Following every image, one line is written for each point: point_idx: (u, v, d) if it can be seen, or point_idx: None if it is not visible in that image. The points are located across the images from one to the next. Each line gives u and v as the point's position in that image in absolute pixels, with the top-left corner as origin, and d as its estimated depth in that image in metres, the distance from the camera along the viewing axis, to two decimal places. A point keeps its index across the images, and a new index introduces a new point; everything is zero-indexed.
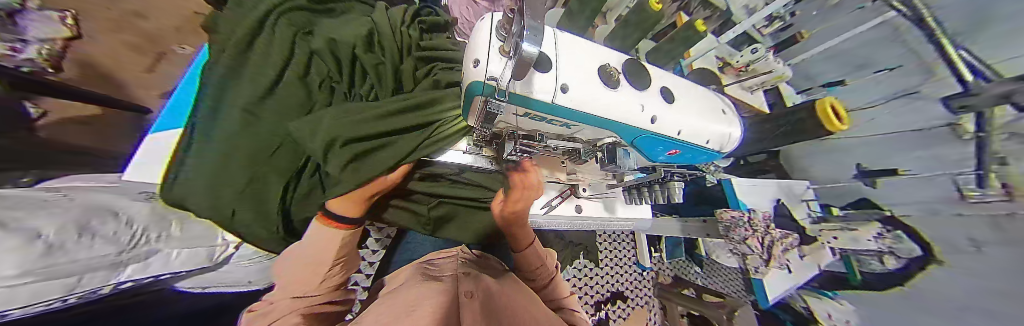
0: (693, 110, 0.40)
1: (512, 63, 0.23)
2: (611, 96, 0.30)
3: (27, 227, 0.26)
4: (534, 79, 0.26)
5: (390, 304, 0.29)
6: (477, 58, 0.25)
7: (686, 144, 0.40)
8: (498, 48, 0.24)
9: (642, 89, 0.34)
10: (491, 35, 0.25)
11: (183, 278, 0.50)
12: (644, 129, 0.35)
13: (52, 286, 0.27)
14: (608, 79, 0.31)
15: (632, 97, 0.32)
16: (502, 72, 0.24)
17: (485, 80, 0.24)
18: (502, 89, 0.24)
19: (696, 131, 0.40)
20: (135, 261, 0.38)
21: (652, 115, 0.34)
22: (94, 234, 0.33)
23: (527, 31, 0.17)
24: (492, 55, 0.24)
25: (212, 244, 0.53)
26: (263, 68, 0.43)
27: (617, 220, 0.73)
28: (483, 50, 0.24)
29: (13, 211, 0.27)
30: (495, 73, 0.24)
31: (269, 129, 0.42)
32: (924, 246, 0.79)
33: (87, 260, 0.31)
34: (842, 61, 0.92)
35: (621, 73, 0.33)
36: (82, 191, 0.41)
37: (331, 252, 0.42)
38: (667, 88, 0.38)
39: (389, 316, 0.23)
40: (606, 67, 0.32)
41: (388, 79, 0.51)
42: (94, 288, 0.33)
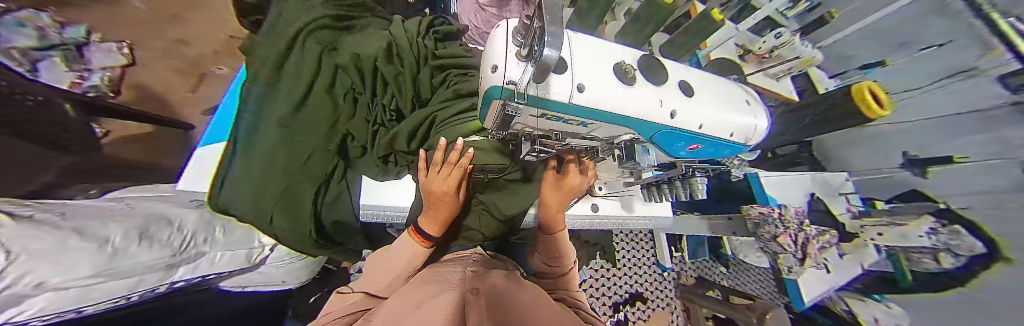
0: (716, 103, 0.38)
1: (531, 67, 0.23)
2: (627, 93, 0.30)
3: (97, 234, 0.30)
4: (552, 81, 0.25)
5: (409, 297, 0.30)
6: (495, 64, 0.25)
7: (707, 137, 0.39)
8: (514, 53, 0.25)
9: (659, 84, 0.33)
10: (508, 41, 0.26)
11: (226, 278, 0.55)
12: (664, 124, 0.34)
13: (115, 285, 0.31)
14: (623, 76, 0.30)
15: (649, 92, 0.32)
16: (520, 76, 0.24)
17: (503, 84, 0.25)
18: (521, 92, 0.25)
19: (720, 124, 0.38)
20: (185, 262, 0.42)
21: (672, 110, 0.33)
22: (153, 239, 0.37)
23: (548, 38, 0.16)
24: (509, 60, 0.24)
25: (251, 246, 0.58)
26: (294, 85, 0.46)
27: (634, 219, 0.72)
28: (500, 56, 0.25)
29: (87, 220, 0.31)
30: (514, 78, 0.24)
31: (304, 140, 0.47)
32: (986, 242, 0.65)
33: (149, 262, 0.35)
34: (884, 38, 0.80)
35: (637, 69, 0.32)
36: (139, 201, 0.46)
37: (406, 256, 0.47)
38: (685, 82, 0.37)
39: (404, 308, 0.24)
40: (621, 65, 0.31)
41: (408, 90, 0.54)
42: (145, 289, 0.37)
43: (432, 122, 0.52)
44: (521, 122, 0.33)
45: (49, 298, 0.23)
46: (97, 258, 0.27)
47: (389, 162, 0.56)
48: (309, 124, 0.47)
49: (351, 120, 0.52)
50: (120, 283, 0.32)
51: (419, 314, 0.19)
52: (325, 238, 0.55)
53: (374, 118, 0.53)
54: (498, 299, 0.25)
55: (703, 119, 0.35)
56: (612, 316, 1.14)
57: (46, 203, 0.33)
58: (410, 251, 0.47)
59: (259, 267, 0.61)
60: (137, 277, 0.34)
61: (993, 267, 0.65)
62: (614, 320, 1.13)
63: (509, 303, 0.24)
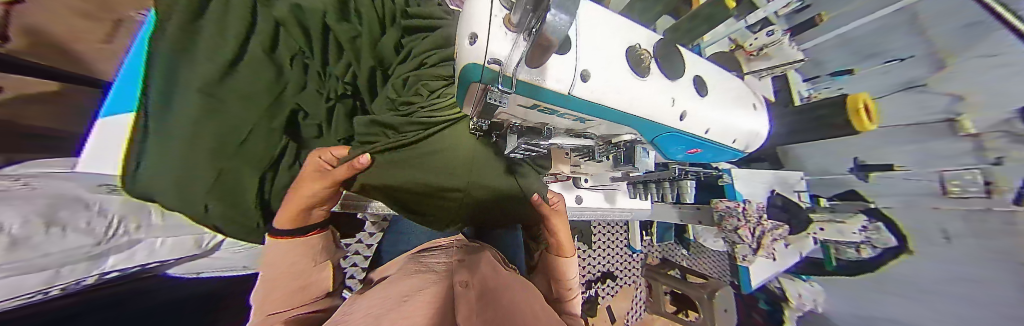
0: (723, 105, 0.37)
1: (525, 44, 0.18)
2: (639, 88, 0.28)
3: None
4: (550, 65, 0.21)
5: (393, 287, 0.29)
6: (476, 33, 0.20)
7: (709, 142, 0.39)
8: (502, 20, 0.20)
9: (672, 79, 0.31)
10: (492, 2, 0.20)
11: (174, 266, 0.49)
12: (670, 125, 0.32)
13: (10, 285, 0.24)
14: (636, 65, 0.28)
15: (660, 88, 0.30)
16: (509, 54, 0.19)
17: (485, 63, 0.19)
18: (508, 75, 0.20)
19: (724, 127, 0.38)
20: (114, 252, 0.36)
21: (681, 111, 0.32)
22: (65, 226, 0.30)
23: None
24: (496, 31, 0.19)
25: (197, 232, 0.51)
26: (220, 41, 0.36)
27: (616, 211, 0.74)
28: (484, 23, 0.19)
29: None
30: (500, 55, 0.19)
31: (241, 113, 0.39)
32: (899, 236, 0.84)
33: (63, 252, 0.29)
34: (854, 48, 0.85)
35: (650, 56, 0.29)
36: (45, 180, 0.37)
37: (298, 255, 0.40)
38: (699, 76, 0.35)
39: (380, 307, 0.21)
40: (635, 49, 0.28)
41: (368, 55, 0.46)
42: (70, 281, 0.32)
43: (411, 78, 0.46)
44: (505, 112, 0.29)
45: None
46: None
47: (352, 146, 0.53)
48: (247, 96, 0.39)
49: (302, 92, 0.44)
50: (24, 279, 0.26)
51: (402, 312, 0.17)
52: (277, 227, 0.49)
53: (327, 90, 0.46)
54: (488, 293, 0.24)
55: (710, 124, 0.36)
56: (584, 292, 1.25)
57: None
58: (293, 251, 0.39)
59: (211, 253, 0.55)
60: (50, 270, 0.28)
61: (899, 257, 0.84)
62: (585, 295, 1.24)
63: (504, 305, 0.21)
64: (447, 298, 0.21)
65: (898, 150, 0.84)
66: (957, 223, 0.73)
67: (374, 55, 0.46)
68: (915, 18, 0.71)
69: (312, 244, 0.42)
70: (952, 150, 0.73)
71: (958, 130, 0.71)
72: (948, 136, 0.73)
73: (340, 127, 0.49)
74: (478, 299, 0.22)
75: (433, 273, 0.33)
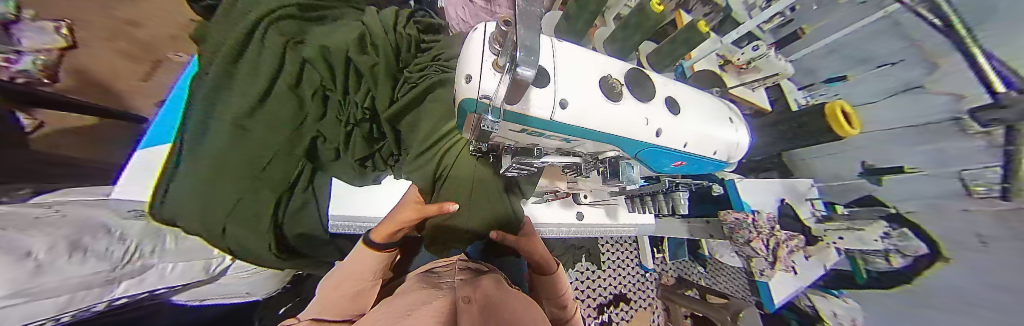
0: (699, 119, 0.39)
1: (507, 81, 0.21)
2: (615, 110, 0.30)
3: (17, 246, 0.25)
4: (532, 95, 0.24)
5: (392, 303, 0.28)
6: (469, 73, 0.23)
7: (690, 154, 0.40)
8: (491, 63, 0.23)
9: (647, 100, 0.33)
10: (483, 47, 0.24)
11: (180, 292, 0.49)
12: (649, 141, 0.34)
13: (35, 307, 0.26)
14: (609, 91, 0.30)
15: (635, 109, 0.32)
16: (495, 90, 0.22)
17: (478, 97, 0.22)
18: (495, 106, 0.23)
19: (703, 138, 0.39)
20: (128, 276, 0.38)
21: (658, 128, 0.34)
22: (86, 251, 0.32)
23: (521, 53, 0.14)
24: (485, 70, 0.22)
25: (207, 257, 0.53)
26: (252, 81, 0.41)
27: (616, 226, 0.73)
28: (474, 65, 0.23)
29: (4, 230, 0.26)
30: (488, 91, 0.22)
31: (262, 142, 0.41)
32: (930, 244, 0.77)
33: (82, 277, 0.31)
34: (844, 56, 0.88)
35: (623, 83, 0.32)
36: (76, 207, 0.40)
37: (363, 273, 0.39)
38: (672, 97, 0.37)
39: (386, 318, 0.22)
40: (608, 78, 0.31)
41: (384, 82, 0.46)
42: (81, 307, 0.32)
43: (430, 100, 0.47)
44: (498, 136, 0.31)
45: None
46: (23, 271, 0.23)
47: (367, 166, 0.53)
48: (270, 127, 0.42)
49: (321, 120, 0.46)
50: (46, 302, 0.27)
51: (415, 319, 0.19)
52: (288, 250, 0.50)
53: (348, 116, 0.47)
54: (490, 306, 0.25)
55: (688, 138, 0.37)
56: (596, 317, 1.17)
57: None
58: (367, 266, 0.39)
59: (218, 278, 0.55)
60: (68, 294, 0.29)
61: (934, 265, 0.76)
62: (598, 320, 1.16)
63: (505, 320, 0.21)
64: (448, 311, 0.22)
65: (905, 152, 0.82)
66: (986, 224, 0.67)
67: (390, 81, 0.47)
68: (901, 26, 0.73)
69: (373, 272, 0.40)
70: (957, 149, 0.71)
71: (967, 128, 0.68)
72: (953, 136, 0.71)
73: (357, 149, 0.48)
74: (480, 313, 0.22)
75: (437, 289, 0.33)
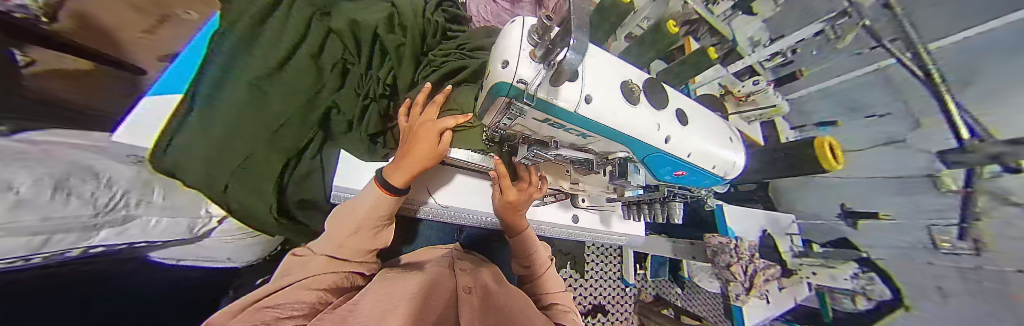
0: (703, 134, 0.41)
1: (545, 70, 0.24)
2: (631, 112, 0.31)
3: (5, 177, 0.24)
4: (561, 87, 0.27)
5: (390, 286, 0.29)
6: (507, 59, 0.25)
7: (692, 165, 0.41)
8: (528, 51, 0.24)
9: (660, 109, 0.35)
10: (522, 37, 0.25)
11: (157, 249, 0.48)
12: (657, 146, 0.36)
13: (12, 244, 0.25)
14: (630, 95, 0.32)
15: (649, 114, 0.34)
16: (532, 77, 0.25)
17: (513, 82, 0.25)
18: (530, 92, 0.25)
19: (706, 154, 0.41)
20: (109, 225, 0.37)
21: (666, 135, 0.36)
22: (72, 193, 0.31)
23: (573, 41, 0.18)
24: (522, 58, 0.24)
25: (194, 215, 0.50)
26: (276, 44, 0.40)
27: (610, 234, 0.75)
28: (513, 51, 0.24)
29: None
30: (525, 77, 0.25)
31: (279, 106, 0.42)
32: (895, 289, 0.81)
33: (62, 219, 0.30)
34: (834, 100, 0.90)
35: (642, 90, 0.34)
36: (66, 144, 0.37)
37: (375, 214, 0.38)
38: (682, 110, 0.39)
39: (382, 309, 0.22)
40: (627, 83, 0.32)
41: (408, 63, 0.51)
42: (57, 250, 0.31)
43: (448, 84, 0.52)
44: (520, 122, 0.33)
45: None
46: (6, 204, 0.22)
47: (378, 142, 0.56)
48: (289, 92, 0.42)
49: (338, 93, 0.48)
50: (22, 240, 0.26)
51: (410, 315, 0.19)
52: (287, 216, 0.51)
53: (367, 91, 0.49)
54: (487, 300, 0.26)
55: (691, 149, 0.38)
56: None
57: None
58: (376, 203, 0.38)
59: (201, 239, 0.53)
60: (45, 235, 0.28)
61: (896, 311, 0.81)
62: None
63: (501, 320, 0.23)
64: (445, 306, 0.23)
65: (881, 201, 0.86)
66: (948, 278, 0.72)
67: (412, 63, 0.51)
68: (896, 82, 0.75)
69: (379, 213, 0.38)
70: (929, 204, 0.76)
71: (941, 187, 0.73)
72: (928, 191, 0.76)
73: (373, 123, 0.51)
74: (479, 309, 0.23)
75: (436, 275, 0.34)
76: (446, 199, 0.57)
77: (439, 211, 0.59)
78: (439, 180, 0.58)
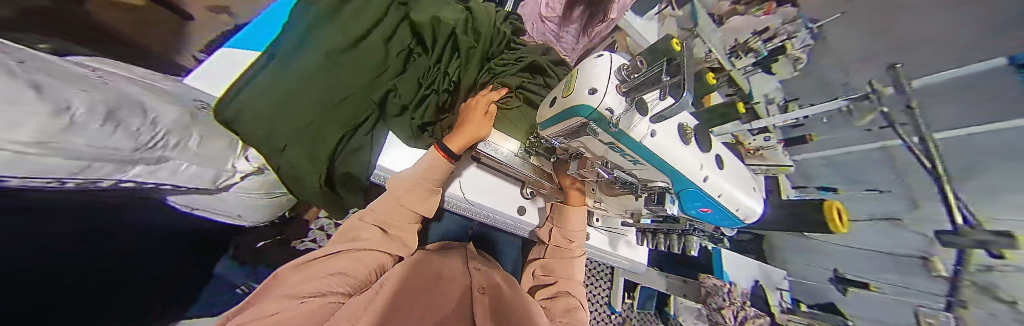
0: (738, 180, 0.43)
1: (629, 102, 0.29)
2: (682, 151, 0.35)
3: (62, 98, 0.27)
4: (637, 120, 0.31)
5: (408, 279, 0.32)
6: (595, 87, 0.29)
7: (720, 206, 0.42)
8: (615, 86, 0.28)
9: (705, 151, 0.39)
10: (610, 74, 0.29)
11: (175, 193, 0.48)
12: (693, 183, 0.38)
13: (57, 162, 0.27)
14: (683, 135, 0.36)
15: (695, 154, 0.37)
16: (616, 106, 0.28)
17: (600, 109, 0.28)
18: (614, 120, 0.29)
19: (739, 200, 0.43)
20: (144, 161, 0.38)
21: (706, 176, 0.38)
22: (119, 125, 0.33)
23: (689, 89, 0.22)
24: (609, 89, 0.28)
25: (222, 168, 0.51)
26: (355, 23, 0.45)
27: (614, 256, 0.76)
28: (602, 82, 0.28)
29: (49, 78, 0.28)
30: (611, 106, 0.28)
31: (345, 79, 0.46)
32: None
33: (107, 148, 0.32)
34: (841, 170, 0.72)
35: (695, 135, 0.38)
36: (117, 78, 0.41)
37: (429, 176, 0.47)
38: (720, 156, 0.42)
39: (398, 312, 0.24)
40: (683, 126, 0.37)
41: (473, 65, 0.54)
42: (91, 178, 0.32)
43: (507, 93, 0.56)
44: (581, 140, 0.39)
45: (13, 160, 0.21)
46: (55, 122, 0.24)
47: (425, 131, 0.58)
48: (358, 68, 0.46)
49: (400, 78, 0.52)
50: (68, 161, 0.28)
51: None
52: (329, 185, 0.54)
53: (429, 83, 0.53)
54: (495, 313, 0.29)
55: (723, 190, 0.40)
56: None
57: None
58: (432, 166, 0.47)
59: (220, 192, 0.53)
60: (89, 160, 0.30)
61: None
62: None
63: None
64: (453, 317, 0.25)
65: None
66: None
67: (476, 67, 0.54)
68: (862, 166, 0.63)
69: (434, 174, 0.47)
70: None
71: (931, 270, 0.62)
72: None
73: (426, 112, 0.55)
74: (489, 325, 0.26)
75: (442, 272, 0.36)
76: (478, 195, 0.60)
77: (470, 206, 0.61)
78: (473, 174, 0.61)
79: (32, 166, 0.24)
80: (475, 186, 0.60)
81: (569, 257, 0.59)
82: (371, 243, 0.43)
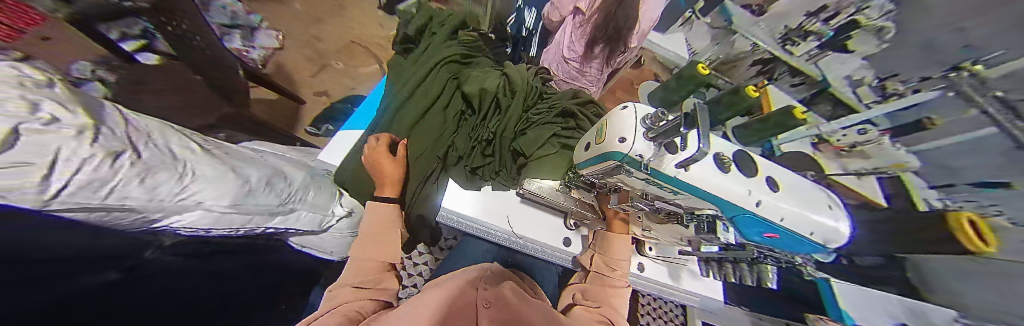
0: (816, 202, 0.36)
1: (659, 145, 0.30)
2: (724, 180, 0.33)
3: (244, 176, 0.46)
4: (668, 159, 0.33)
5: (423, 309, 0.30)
6: (626, 136, 0.32)
7: (789, 231, 0.36)
8: (644, 132, 0.31)
9: (750, 174, 0.35)
10: (638, 121, 0.32)
11: (294, 236, 0.65)
12: (745, 208, 0.35)
13: (235, 218, 0.44)
14: (718, 164, 0.34)
15: (739, 180, 0.34)
16: (647, 151, 0.31)
17: (631, 154, 0.31)
18: (642, 161, 0.31)
19: (825, 227, 0.35)
20: (282, 213, 0.53)
21: (759, 200, 0.34)
22: (272, 190, 0.50)
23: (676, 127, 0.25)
24: (638, 136, 0.31)
25: (328, 213, 0.64)
26: (421, 103, 0.69)
27: (679, 292, 0.65)
28: (630, 131, 0.32)
29: (241, 164, 0.48)
30: (641, 151, 0.31)
31: (417, 140, 0.67)
32: None
33: (262, 207, 0.48)
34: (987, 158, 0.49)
35: (733, 161, 0.35)
36: (273, 156, 0.62)
37: (376, 225, 0.51)
38: (775, 176, 0.36)
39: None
40: (719, 155, 0.35)
41: (512, 115, 0.63)
42: (251, 227, 0.49)
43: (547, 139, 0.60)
44: (621, 178, 0.39)
45: (204, 213, 0.39)
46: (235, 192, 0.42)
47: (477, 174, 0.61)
48: (426, 131, 0.67)
49: (455, 133, 0.68)
50: (241, 217, 0.45)
51: None
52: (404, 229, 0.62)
53: (477, 136, 0.64)
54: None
55: (784, 213, 0.34)
56: None
57: (222, 145, 0.52)
58: (379, 214, 0.52)
59: (322, 233, 0.68)
60: (251, 216, 0.47)
61: None
62: None
63: None
64: None
65: None
66: None
67: (515, 116, 0.63)
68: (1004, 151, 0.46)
69: (384, 221, 0.51)
70: None
71: None
72: None
73: (476, 159, 0.62)
74: None
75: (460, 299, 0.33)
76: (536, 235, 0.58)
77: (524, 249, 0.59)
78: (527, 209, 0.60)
79: (218, 219, 0.42)
80: (521, 218, 0.59)
81: (613, 285, 0.51)
82: (342, 300, 0.39)
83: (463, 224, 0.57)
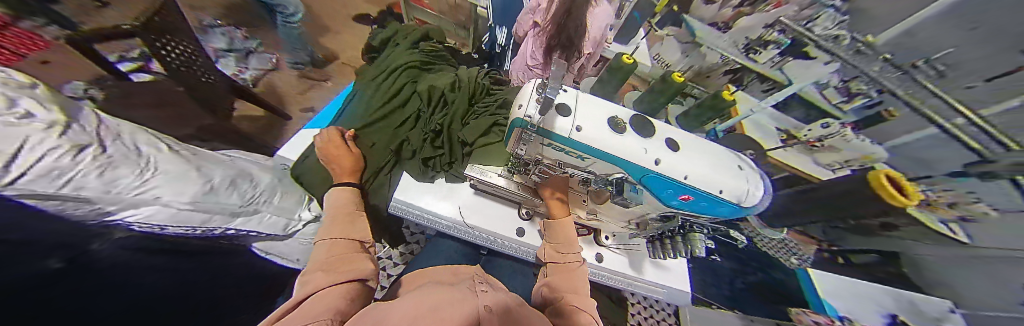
0: (708, 160, 0.39)
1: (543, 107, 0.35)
2: (616, 139, 0.36)
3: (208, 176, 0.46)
4: (556, 119, 0.36)
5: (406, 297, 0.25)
6: (521, 103, 0.39)
7: (695, 189, 0.38)
8: (534, 99, 0.38)
9: (648, 136, 0.38)
10: (530, 92, 0.39)
11: (258, 240, 0.63)
12: (646, 167, 0.37)
13: (194, 217, 0.43)
14: (615, 125, 0.37)
15: (634, 140, 0.37)
16: (534, 113, 0.36)
17: (523, 117, 0.37)
18: (533, 122, 0.36)
19: (719, 181, 0.37)
20: (245, 214, 0.53)
21: (655, 157, 0.37)
22: (234, 189, 0.50)
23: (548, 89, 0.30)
24: (529, 101, 0.38)
25: (293, 217, 0.63)
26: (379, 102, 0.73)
27: (638, 282, 0.62)
28: (526, 99, 0.38)
29: (209, 165, 0.49)
30: (530, 113, 0.36)
31: (373, 135, 0.69)
32: None
33: (224, 205, 0.48)
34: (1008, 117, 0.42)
35: (630, 125, 0.39)
36: (242, 160, 0.63)
37: (339, 206, 0.51)
38: (673, 139, 0.40)
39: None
40: (614, 118, 0.38)
41: (461, 109, 0.68)
42: (210, 227, 0.48)
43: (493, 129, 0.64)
44: (534, 147, 0.43)
45: (161, 210, 0.38)
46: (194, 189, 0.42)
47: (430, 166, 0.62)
48: (383, 127, 0.70)
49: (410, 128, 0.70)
50: (198, 215, 0.44)
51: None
52: None
53: (430, 128, 0.67)
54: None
55: (685, 170, 0.37)
56: None
57: (191, 147, 0.52)
58: (339, 196, 0.52)
59: (288, 238, 0.66)
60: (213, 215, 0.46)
61: None
62: None
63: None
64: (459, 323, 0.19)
65: None
66: None
67: (462, 109, 0.68)
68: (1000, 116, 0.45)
69: (342, 204, 0.51)
70: None
71: None
72: None
73: (426, 150, 0.63)
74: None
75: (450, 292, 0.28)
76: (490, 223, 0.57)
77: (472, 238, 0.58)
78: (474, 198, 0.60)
79: (177, 216, 0.41)
80: (476, 212, 0.58)
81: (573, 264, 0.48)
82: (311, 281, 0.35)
83: (407, 212, 0.58)
